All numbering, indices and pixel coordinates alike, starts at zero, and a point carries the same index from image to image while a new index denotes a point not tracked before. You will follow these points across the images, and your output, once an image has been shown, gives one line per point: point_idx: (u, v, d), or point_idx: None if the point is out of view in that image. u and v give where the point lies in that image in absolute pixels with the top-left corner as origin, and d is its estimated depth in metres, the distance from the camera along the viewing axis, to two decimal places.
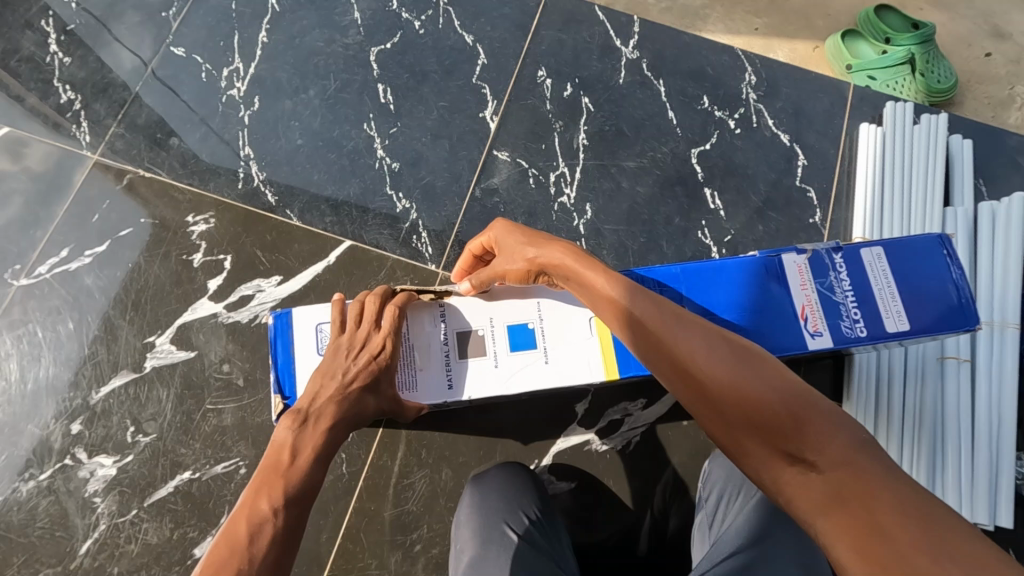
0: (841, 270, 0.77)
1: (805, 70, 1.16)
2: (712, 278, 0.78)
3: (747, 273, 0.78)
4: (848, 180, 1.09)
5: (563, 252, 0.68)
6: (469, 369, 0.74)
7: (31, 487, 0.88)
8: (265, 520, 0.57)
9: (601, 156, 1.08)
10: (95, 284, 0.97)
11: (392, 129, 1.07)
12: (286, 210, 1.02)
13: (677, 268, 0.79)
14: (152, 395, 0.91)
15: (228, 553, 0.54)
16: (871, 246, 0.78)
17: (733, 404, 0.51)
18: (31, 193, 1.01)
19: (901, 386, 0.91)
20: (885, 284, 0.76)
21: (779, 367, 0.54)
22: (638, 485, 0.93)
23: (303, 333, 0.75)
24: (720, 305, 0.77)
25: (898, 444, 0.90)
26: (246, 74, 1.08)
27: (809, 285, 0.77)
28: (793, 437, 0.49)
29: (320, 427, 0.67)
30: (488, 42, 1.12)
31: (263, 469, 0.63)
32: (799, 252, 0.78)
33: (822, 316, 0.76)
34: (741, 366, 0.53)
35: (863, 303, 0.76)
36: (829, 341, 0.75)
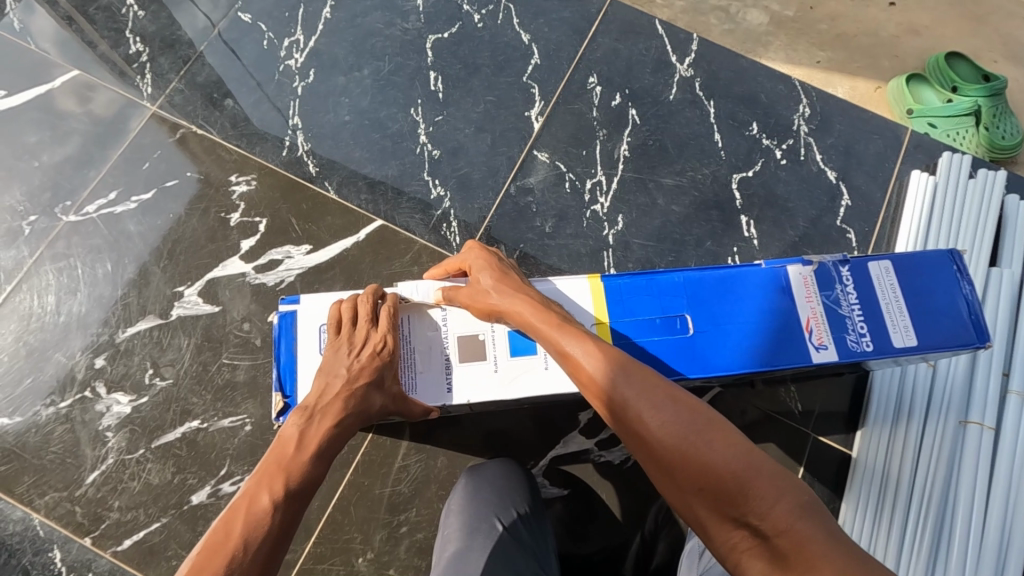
0: (848, 283, 0.75)
1: (862, 109, 1.13)
2: (718, 290, 0.75)
3: (754, 287, 0.75)
4: (891, 227, 1.06)
5: (519, 301, 0.68)
6: (471, 372, 0.73)
7: (50, 412, 0.92)
8: (264, 513, 0.57)
9: (640, 169, 1.07)
10: (137, 229, 1.01)
11: (438, 118, 1.08)
12: (325, 182, 1.04)
13: (680, 277, 0.76)
14: (173, 342, 0.95)
15: (223, 540, 0.54)
16: (879, 259, 0.76)
17: (684, 468, 0.50)
18: (89, 135, 1.05)
19: (915, 438, 0.90)
20: (893, 298, 0.74)
21: (726, 422, 0.53)
22: (632, 502, 0.92)
23: (308, 332, 0.74)
24: (724, 316, 0.74)
25: (905, 497, 0.87)
26: (305, 47, 1.11)
27: (815, 298, 0.75)
28: (737, 500, 0.49)
29: (325, 427, 0.66)
30: (544, 43, 1.13)
31: (266, 464, 0.62)
32: (805, 263, 0.76)
33: (828, 329, 0.74)
34: (696, 430, 0.51)
35: (870, 316, 0.74)
36: (834, 355, 0.73)
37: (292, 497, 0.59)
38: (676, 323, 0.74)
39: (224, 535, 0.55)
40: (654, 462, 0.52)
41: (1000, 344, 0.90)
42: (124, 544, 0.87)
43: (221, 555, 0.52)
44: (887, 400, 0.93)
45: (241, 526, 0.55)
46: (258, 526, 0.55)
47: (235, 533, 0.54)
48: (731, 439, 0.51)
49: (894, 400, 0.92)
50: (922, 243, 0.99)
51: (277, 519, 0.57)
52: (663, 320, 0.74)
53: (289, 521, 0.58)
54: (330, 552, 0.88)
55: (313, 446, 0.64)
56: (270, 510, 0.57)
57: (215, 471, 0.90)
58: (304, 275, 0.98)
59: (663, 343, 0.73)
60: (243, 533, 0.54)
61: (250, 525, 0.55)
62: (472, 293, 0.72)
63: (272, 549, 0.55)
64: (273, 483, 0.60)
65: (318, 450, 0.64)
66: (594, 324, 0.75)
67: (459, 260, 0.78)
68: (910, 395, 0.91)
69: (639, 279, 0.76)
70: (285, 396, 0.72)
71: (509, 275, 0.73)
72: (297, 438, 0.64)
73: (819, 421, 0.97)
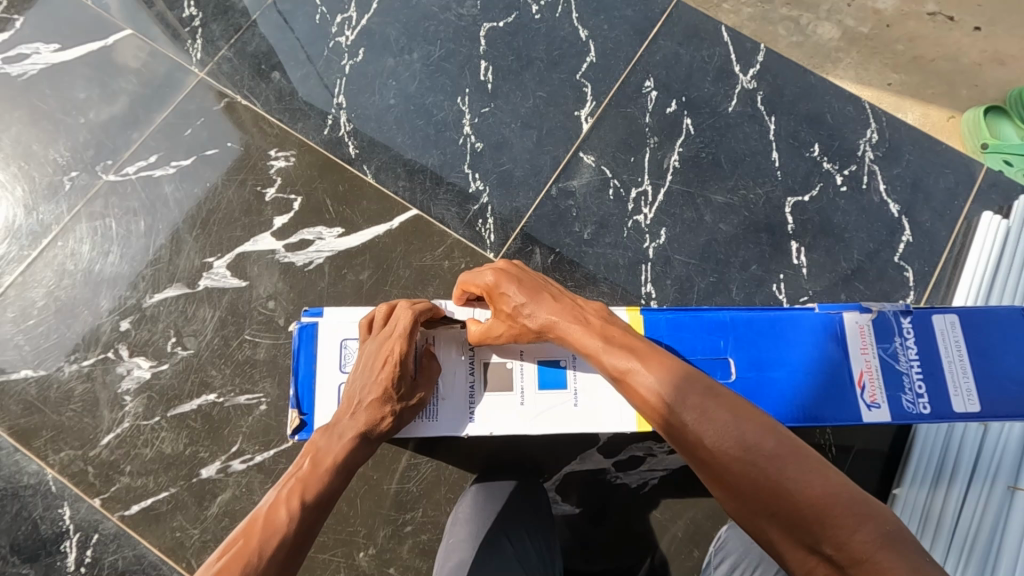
0: (909, 337, 0.70)
1: (933, 141, 1.05)
2: (766, 334, 0.71)
3: (806, 333, 0.71)
4: (952, 269, 0.99)
5: (562, 321, 0.64)
6: (496, 402, 0.69)
7: (73, 369, 0.93)
8: (282, 524, 0.55)
9: (690, 183, 1.02)
10: (173, 194, 1.00)
11: (484, 109, 1.05)
12: (363, 165, 1.02)
13: (726, 315, 0.71)
14: (197, 313, 0.94)
15: (241, 548, 0.53)
16: (945, 312, 0.70)
17: (756, 492, 0.50)
18: (136, 96, 1.05)
19: (961, 486, 0.84)
20: (956, 357, 0.69)
21: (802, 445, 0.52)
22: (644, 528, 0.88)
23: (329, 347, 0.71)
24: (771, 363, 0.70)
25: (944, 546, 0.83)
26: (357, 25, 1.09)
27: (871, 350, 0.70)
28: (811, 530, 0.48)
29: (346, 438, 0.63)
30: (602, 41, 1.08)
31: (287, 477, 0.62)
32: (863, 311, 0.71)
33: (882, 386, 0.69)
34: (768, 453, 0.50)
35: (930, 376, 0.68)
36: (887, 415, 0.68)
37: (311, 508, 0.58)
38: (718, 366, 0.70)
39: (243, 539, 0.54)
40: (719, 484, 0.51)
41: None
42: (132, 509, 0.87)
43: (239, 560, 0.52)
44: (930, 454, 0.87)
45: (258, 534, 0.54)
46: (274, 535, 0.54)
47: (254, 538, 0.54)
48: (803, 460, 0.50)
49: (938, 455, 0.87)
50: (987, 289, 0.93)
51: (296, 527, 0.55)
52: (703, 361, 0.70)
53: (308, 532, 0.56)
54: (333, 543, 0.86)
55: (332, 460, 0.62)
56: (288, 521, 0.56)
57: (227, 447, 0.89)
58: (333, 258, 0.97)
59: None
60: (259, 541, 0.54)
61: (266, 535, 0.54)
62: (508, 327, 0.68)
63: (290, 557, 0.54)
64: (293, 493, 0.59)
65: (340, 465, 0.62)
66: None
67: (473, 283, 0.71)
68: (956, 446, 0.86)
69: (682, 314, 0.72)
70: (301, 412, 0.69)
71: (545, 287, 0.69)
72: (318, 453, 0.62)
73: (855, 464, 0.91)
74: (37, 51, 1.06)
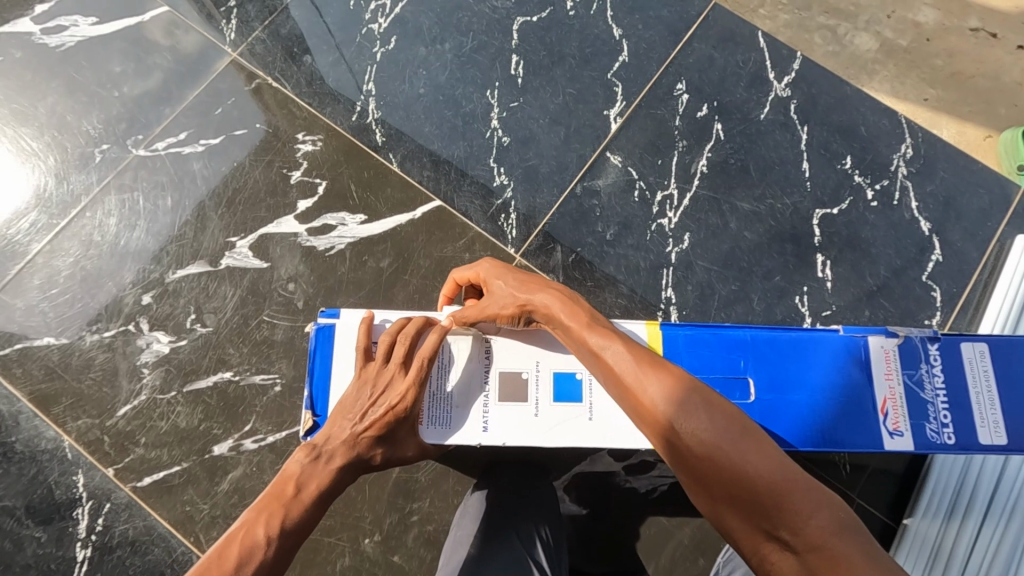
0: (935, 365, 0.69)
1: (969, 160, 1.03)
2: (788, 354, 0.69)
3: (829, 353, 0.69)
4: (982, 291, 0.97)
5: (550, 297, 0.67)
6: (510, 412, 0.68)
7: (94, 339, 0.94)
8: (259, 546, 0.55)
9: (717, 189, 1.01)
10: (201, 171, 1.01)
11: (512, 103, 1.05)
12: (389, 153, 1.02)
13: (747, 334, 0.70)
14: (218, 290, 0.95)
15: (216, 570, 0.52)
16: (974, 340, 0.69)
17: (714, 473, 0.50)
18: (170, 73, 1.06)
19: (973, 528, 0.83)
20: (984, 388, 0.68)
21: (760, 431, 0.52)
22: (650, 534, 0.88)
23: (345, 349, 0.71)
24: (794, 385, 0.68)
25: None
26: (390, 12, 1.09)
27: (895, 376, 0.68)
28: (770, 515, 0.48)
29: (333, 465, 0.62)
30: (635, 41, 1.07)
31: (264, 496, 0.60)
32: (889, 335, 0.69)
33: (906, 414, 0.67)
34: (729, 436, 0.51)
35: (956, 406, 0.67)
36: (909, 444, 0.67)
37: (292, 534, 0.57)
38: (737, 386, 0.68)
39: (216, 560, 0.53)
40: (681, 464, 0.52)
41: None
42: (144, 481, 0.88)
43: None
44: (945, 487, 0.86)
45: (235, 553, 0.54)
46: (251, 560, 0.54)
47: (228, 560, 0.53)
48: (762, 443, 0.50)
49: (953, 486, 0.86)
50: (1016, 312, 0.91)
51: (272, 554, 0.55)
52: (723, 382, 0.69)
53: (282, 561, 0.56)
54: (339, 527, 0.86)
55: (314, 487, 0.61)
56: (265, 543, 0.55)
57: (240, 425, 0.90)
58: (354, 245, 0.97)
59: None
60: (236, 561, 0.53)
61: (243, 556, 0.53)
62: (495, 303, 0.69)
63: None
64: (273, 517, 0.57)
65: (319, 494, 0.61)
66: None
67: (474, 271, 0.75)
68: (968, 492, 0.85)
69: (701, 332, 0.70)
70: (314, 414, 0.68)
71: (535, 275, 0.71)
72: (300, 476, 0.61)
73: (869, 483, 0.89)
74: (75, 23, 1.07)
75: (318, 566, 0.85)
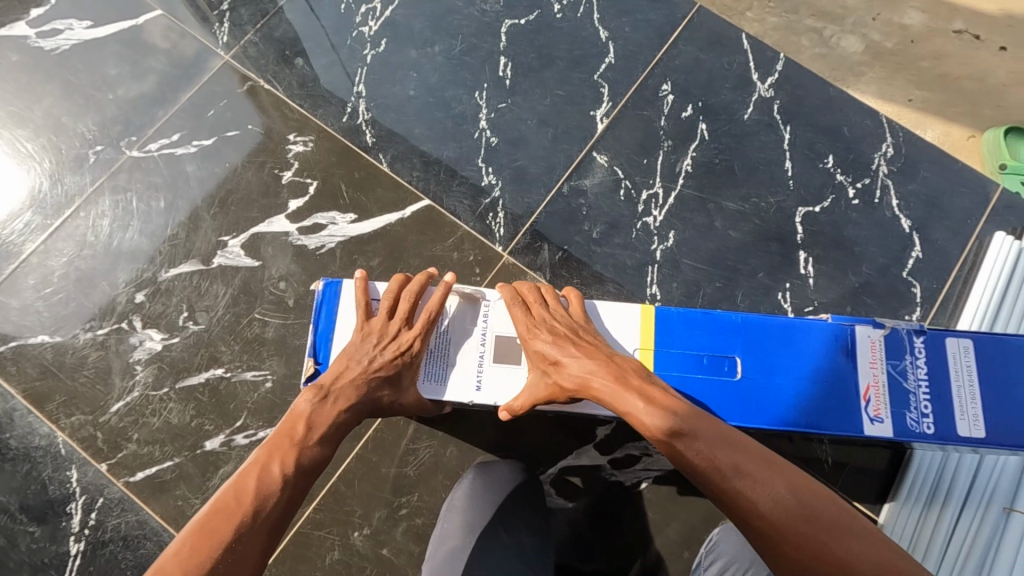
0: (920, 356, 0.69)
1: (951, 160, 1.05)
2: (774, 340, 0.70)
3: (815, 342, 0.70)
4: (963, 288, 0.99)
5: (593, 366, 0.65)
6: (503, 374, 0.70)
7: (88, 337, 0.95)
8: (275, 482, 0.58)
9: (702, 188, 1.03)
10: (194, 172, 1.03)
11: (501, 105, 1.06)
12: (380, 153, 1.03)
13: (737, 316, 0.71)
14: (210, 289, 0.96)
15: (234, 508, 0.54)
16: (959, 336, 0.69)
17: (768, 524, 0.53)
18: (164, 76, 1.07)
19: (950, 518, 0.85)
20: (966, 382, 0.67)
21: (789, 475, 0.56)
22: (636, 527, 0.89)
23: (350, 303, 0.73)
24: (779, 368, 0.69)
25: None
26: (381, 15, 1.10)
27: (879, 365, 0.68)
28: (826, 557, 0.51)
29: (342, 404, 0.66)
30: (622, 43, 1.09)
31: (276, 435, 0.62)
32: (876, 326, 0.70)
33: (887, 401, 0.67)
34: (769, 483, 0.55)
35: (938, 398, 0.67)
36: (890, 431, 0.67)
37: (303, 473, 0.60)
38: (723, 364, 0.69)
39: (235, 496, 0.56)
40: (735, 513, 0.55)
41: None
42: (137, 476, 0.90)
43: (231, 519, 0.54)
44: (926, 471, 0.87)
45: (251, 494, 0.56)
46: (268, 496, 0.56)
47: (247, 496, 0.56)
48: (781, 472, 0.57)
49: (934, 474, 0.87)
50: (996, 304, 0.93)
51: (288, 491, 0.58)
52: (708, 360, 0.69)
53: (296, 498, 0.59)
54: (329, 521, 0.87)
55: (326, 424, 0.64)
56: (281, 480, 0.58)
57: (232, 422, 0.91)
58: (345, 244, 0.98)
59: (707, 382, 0.69)
60: (253, 499, 0.56)
61: (259, 496, 0.56)
62: (545, 376, 0.68)
63: (279, 520, 0.56)
64: (285, 456, 0.60)
65: (329, 431, 0.64)
66: (638, 351, 0.71)
67: (519, 316, 0.71)
68: (948, 480, 0.86)
69: (691, 312, 0.71)
70: (316, 361, 0.71)
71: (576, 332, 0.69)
72: (310, 416, 0.64)
73: (850, 476, 0.91)
74: (70, 27, 1.09)
75: (308, 560, 0.86)
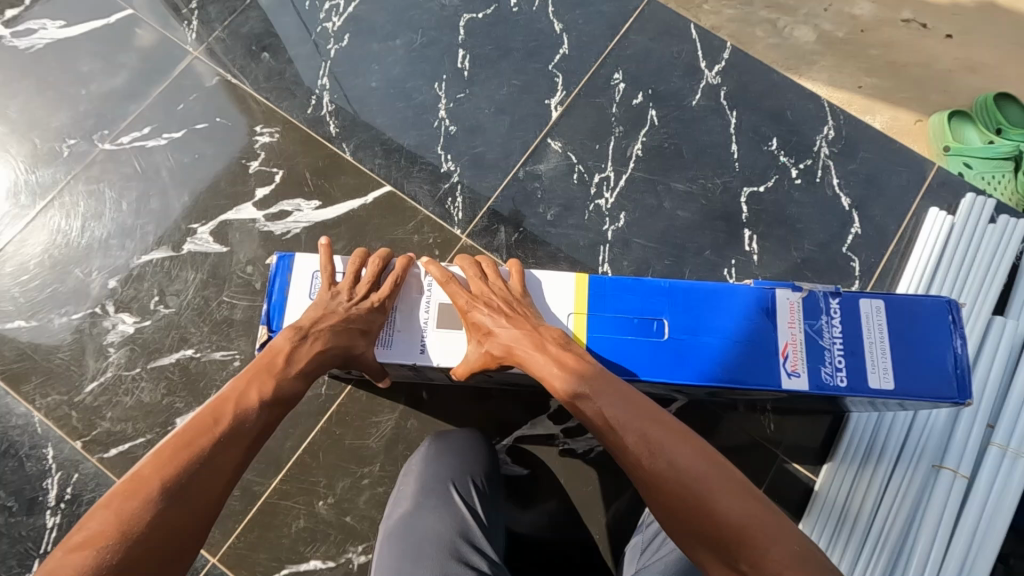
0: (835, 316, 0.74)
1: (890, 141, 1.10)
2: (701, 304, 0.75)
3: (739, 305, 0.75)
4: (899, 261, 1.04)
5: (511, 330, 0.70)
6: (445, 337, 0.75)
7: (62, 322, 0.99)
8: (253, 408, 0.62)
9: (652, 171, 1.08)
10: (164, 163, 1.07)
11: (460, 95, 1.11)
12: (343, 143, 1.08)
13: (665, 283, 0.76)
14: (180, 274, 1.01)
15: (212, 425, 0.59)
16: (872, 297, 0.74)
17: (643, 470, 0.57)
18: (135, 71, 1.12)
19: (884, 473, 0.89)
20: (877, 339, 0.72)
21: (676, 429, 0.60)
22: (588, 492, 0.93)
23: (301, 276, 0.77)
24: (705, 328, 0.74)
25: (864, 528, 0.87)
26: (344, 11, 1.15)
27: (798, 325, 0.73)
28: (689, 502, 0.55)
29: (318, 345, 0.70)
30: (576, 35, 1.14)
31: (255, 365, 0.67)
32: (794, 289, 0.75)
33: (804, 357, 0.72)
34: (652, 435, 0.59)
35: (851, 353, 0.72)
36: (806, 384, 0.71)
37: (278, 403, 0.65)
38: (652, 326, 0.74)
39: (213, 416, 0.60)
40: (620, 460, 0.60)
41: (980, 395, 0.90)
42: (110, 452, 0.94)
43: (209, 435, 0.57)
44: (862, 431, 0.92)
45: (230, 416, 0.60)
46: (245, 421, 0.61)
47: (224, 417, 0.60)
48: (669, 429, 0.60)
49: (869, 435, 0.92)
50: (927, 281, 0.98)
51: (264, 418, 0.62)
52: (639, 323, 0.74)
53: (269, 424, 0.63)
54: (295, 491, 0.91)
55: (303, 363, 0.69)
56: (257, 407, 0.63)
57: (201, 399, 0.95)
58: (309, 229, 1.03)
59: (637, 342, 0.73)
60: (231, 421, 0.60)
61: (236, 418, 0.60)
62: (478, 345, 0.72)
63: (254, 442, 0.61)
64: (264, 385, 0.65)
65: (306, 370, 0.69)
66: (571, 316, 0.75)
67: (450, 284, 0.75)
68: (882, 440, 0.91)
69: (624, 278, 0.76)
70: (269, 330, 0.75)
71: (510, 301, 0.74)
72: (290, 353, 0.68)
73: (792, 442, 0.96)
74: (44, 27, 1.13)
75: (275, 528, 0.90)
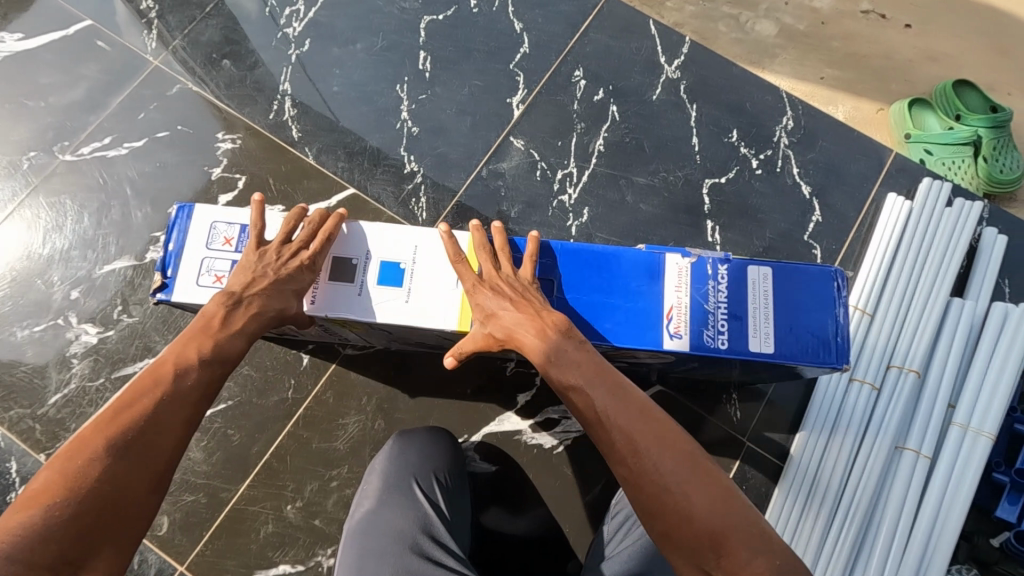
0: (722, 281, 0.74)
1: (847, 130, 1.12)
2: (592, 267, 0.75)
3: (629, 269, 0.75)
4: (860, 247, 1.05)
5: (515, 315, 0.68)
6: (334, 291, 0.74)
7: (24, 334, 0.98)
8: (188, 367, 0.62)
9: (614, 166, 1.08)
10: (126, 173, 1.07)
11: (421, 96, 1.12)
12: (305, 147, 1.08)
13: (556, 246, 0.76)
14: (144, 283, 1.00)
15: (150, 386, 0.60)
16: (761, 264, 0.75)
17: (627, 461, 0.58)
18: (95, 82, 1.11)
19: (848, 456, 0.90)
20: (762, 303, 0.74)
21: (672, 431, 0.59)
22: (556, 486, 0.93)
23: (199, 226, 0.76)
24: (588, 290, 0.74)
25: (829, 511, 0.88)
26: (304, 17, 1.15)
27: (684, 288, 0.74)
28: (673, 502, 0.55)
29: (252, 308, 0.68)
30: (536, 34, 1.15)
31: (194, 328, 0.67)
32: (684, 254, 0.76)
33: (687, 320, 0.73)
34: (638, 429, 0.59)
35: (734, 317, 0.73)
36: (687, 346, 0.72)
37: (212, 361, 0.64)
38: (539, 287, 0.74)
39: (150, 376, 0.61)
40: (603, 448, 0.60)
41: (939, 376, 0.92)
42: None
43: (144, 399, 0.58)
44: (824, 413, 0.92)
45: (165, 376, 0.61)
46: (180, 381, 0.61)
47: (161, 377, 0.61)
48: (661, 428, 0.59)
49: (833, 415, 0.92)
50: (888, 263, 0.98)
51: (198, 377, 0.62)
52: (527, 282, 0.74)
53: (209, 382, 0.63)
54: (263, 496, 0.91)
55: (237, 325, 0.67)
56: (193, 366, 0.63)
57: None
58: None
59: None
60: (166, 383, 0.60)
61: (172, 379, 0.61)
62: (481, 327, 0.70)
63: (193, 402, 0.61)
64: (199, 345, 0.64)
65: (244, 329, 0.68)
66: (456, 274, 0.75)
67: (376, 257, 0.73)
68: (844, 422, 0.91)
69: (515, 239, 0.76)
70: (163, 276, 0.74)
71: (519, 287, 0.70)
72: (224, 315, 0.67)
73: (759, 429, 0.97)
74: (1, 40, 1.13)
75: (243, 535, 0.90)
